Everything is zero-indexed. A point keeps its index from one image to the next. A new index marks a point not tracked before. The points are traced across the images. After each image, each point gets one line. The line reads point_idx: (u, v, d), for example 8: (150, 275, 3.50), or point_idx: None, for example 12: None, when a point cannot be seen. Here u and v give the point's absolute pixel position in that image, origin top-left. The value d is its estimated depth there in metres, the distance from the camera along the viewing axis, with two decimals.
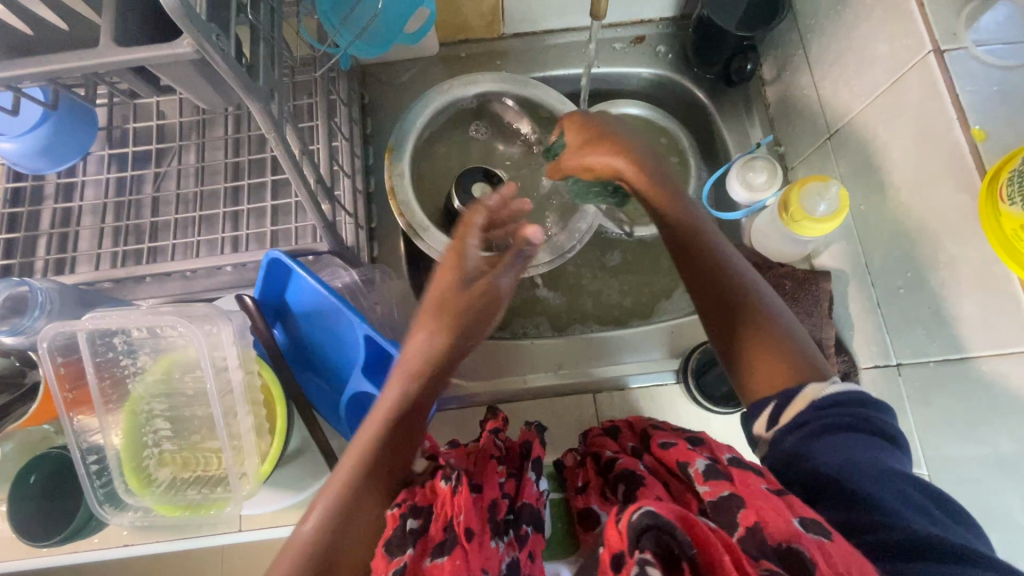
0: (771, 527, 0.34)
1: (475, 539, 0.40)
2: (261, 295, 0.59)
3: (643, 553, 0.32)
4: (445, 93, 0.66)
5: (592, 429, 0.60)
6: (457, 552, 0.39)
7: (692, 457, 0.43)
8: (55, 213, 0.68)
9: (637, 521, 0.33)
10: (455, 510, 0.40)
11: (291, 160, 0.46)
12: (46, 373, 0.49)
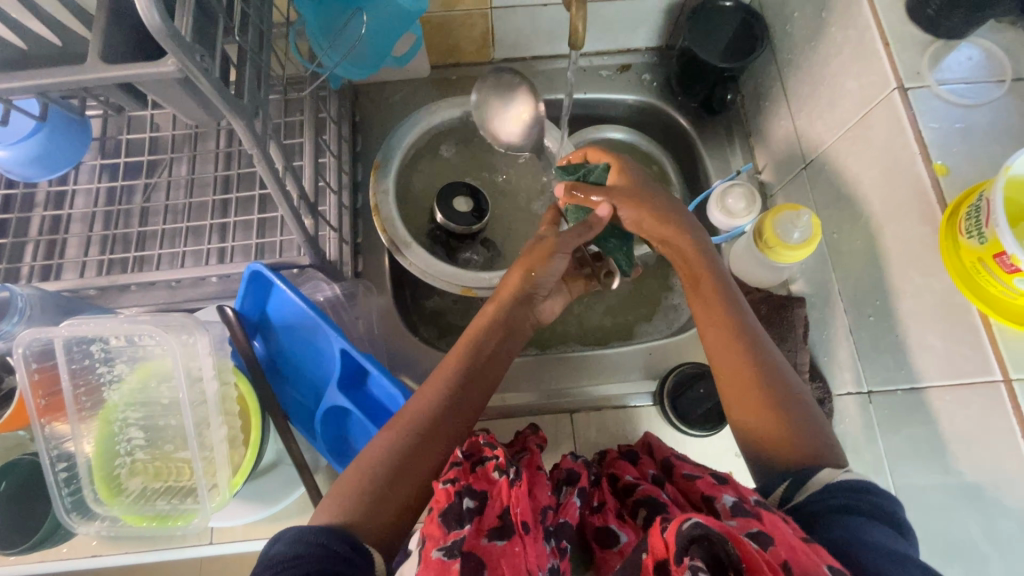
0: (802, 565, 0.34)
1: (531, 532, 0.40)
2: (242, 307, 0.60)
3: (694, 561, 0.32)
4: (431, 114, 0.68)
5: (610, 452, 0.60)
6: (515, 539, 0.39)
7: (720, 492, 0.44)
8: (44, 220, 0.69)
9: (688, 532, 0.33)
10: (514, 501, 0.40)
11: (274, 175, 0.47)
12: (21, 380, 0.50)
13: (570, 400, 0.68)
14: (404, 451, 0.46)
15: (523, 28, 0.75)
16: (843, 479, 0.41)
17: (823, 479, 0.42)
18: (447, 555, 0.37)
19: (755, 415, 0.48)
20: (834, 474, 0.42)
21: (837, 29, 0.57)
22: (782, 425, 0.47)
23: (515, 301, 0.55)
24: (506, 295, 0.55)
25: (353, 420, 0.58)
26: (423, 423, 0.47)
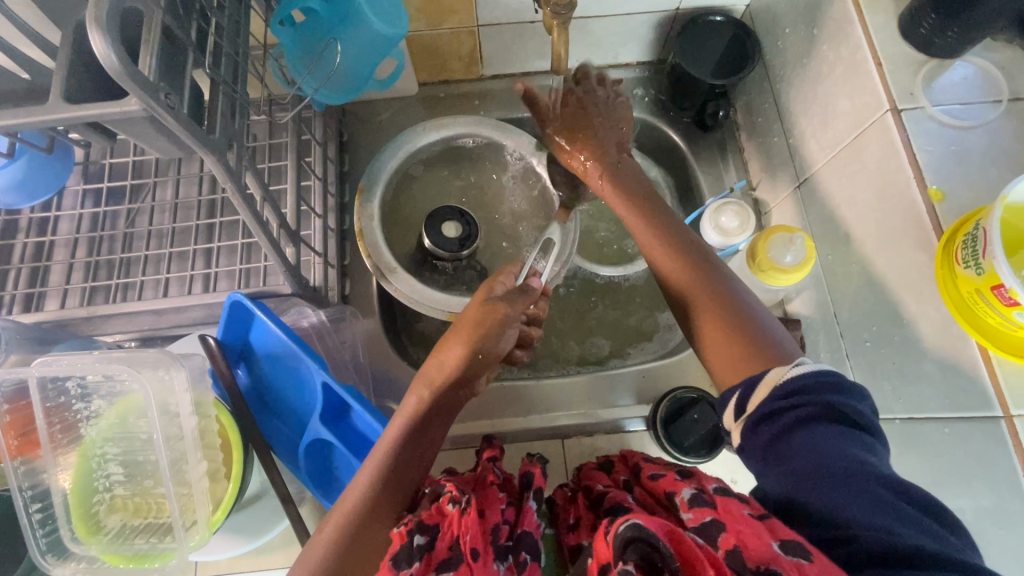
0: (751, 549, 0.33)
1: (479, 560, 0.40)
2: (224, 336, 0.59)
3: (625, 564, 0.32)
4: (417, 135, 0.67)
5: (587, 463, 0.59)
6: (462, 569, 0.39)
7: (678, 487, 0.42)
8: (27, 247, 0.68)
9: (623, 533, 0.34)
10: (463, 530, 0.40)
11: (251, 208, 0.46)
12: None
13: (561, 427, 0.67)
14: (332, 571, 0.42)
15: (512, 44, 0.74)
16: (785, 384, 0.41)
17: (774, 379, 0.41)
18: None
19: (717, 345, 0.47)
20: (780, 374, 0.41)
21: (829, 48, 0.56)
22: (740, 350, 0.45)
23: (453, 381, 0.51)
24: (443, 377, 0.50)
25: (336, 453, 0.57)
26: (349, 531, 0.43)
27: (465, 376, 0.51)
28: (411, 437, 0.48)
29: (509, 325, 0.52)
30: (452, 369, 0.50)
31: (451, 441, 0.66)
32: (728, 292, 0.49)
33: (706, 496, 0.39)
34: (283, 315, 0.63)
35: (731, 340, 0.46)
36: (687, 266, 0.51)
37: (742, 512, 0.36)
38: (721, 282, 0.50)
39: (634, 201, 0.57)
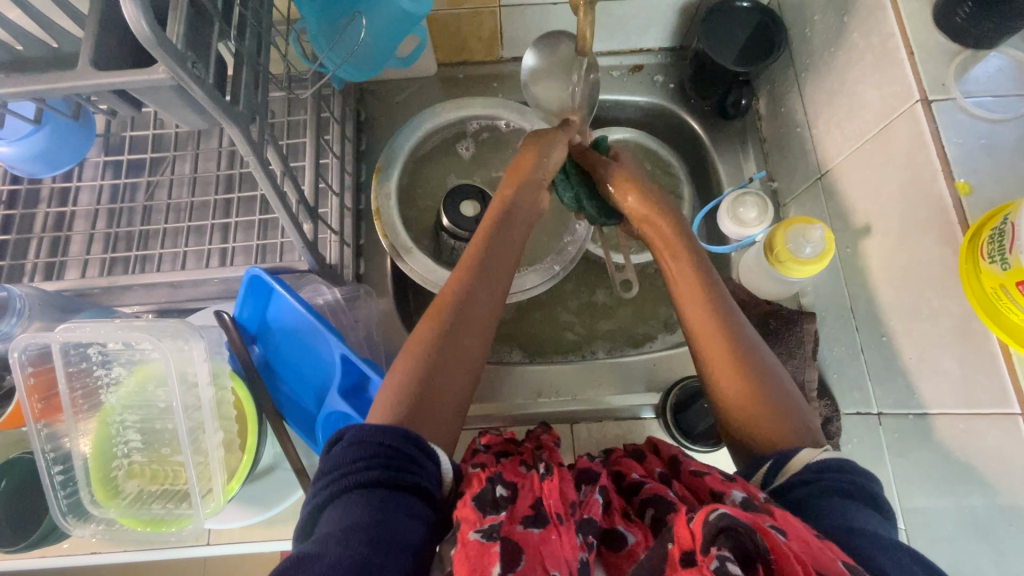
0: (818, 558, 0.34)
1: (565, 523, 0.40)
2: (239, 313, 0.59)
3: (721, 550, 0.34)
4: (436, 115, 0.67)
5: (616, 448, 0.59)
6: (551, 527, 0.40)
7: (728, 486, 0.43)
8: (48, 217, 0.69)
9: (714, 521, 0.35)
10: (546, 492, 0.41)
11: (272, 182, 0.46)
12: (16, 384, 0.50)
13: (572, 411, 0.67)
14: (433, 352, 0.47)
15: (533, 26, 0.73)
16: (819, 461, 0.41)
17: (803, 460, 0.42)
18: (484, 536, 0.38)
19: (739, 415, 0.47)
20: (812, 455, 0.42)
21: (859, 36, 0.55)
22: (771, 424, 0.45)
23: (528, 187, 0.58)
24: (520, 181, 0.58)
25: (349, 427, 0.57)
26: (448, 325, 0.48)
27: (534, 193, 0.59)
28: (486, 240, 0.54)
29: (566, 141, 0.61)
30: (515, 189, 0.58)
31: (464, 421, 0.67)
32: (744, 342, 0.49)
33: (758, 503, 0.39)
34: (298, 291, 0.64)
35: (765, 414, 0.46)
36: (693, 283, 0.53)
37: (802, 524, 0.37)
38: (755, 354, 0.49)
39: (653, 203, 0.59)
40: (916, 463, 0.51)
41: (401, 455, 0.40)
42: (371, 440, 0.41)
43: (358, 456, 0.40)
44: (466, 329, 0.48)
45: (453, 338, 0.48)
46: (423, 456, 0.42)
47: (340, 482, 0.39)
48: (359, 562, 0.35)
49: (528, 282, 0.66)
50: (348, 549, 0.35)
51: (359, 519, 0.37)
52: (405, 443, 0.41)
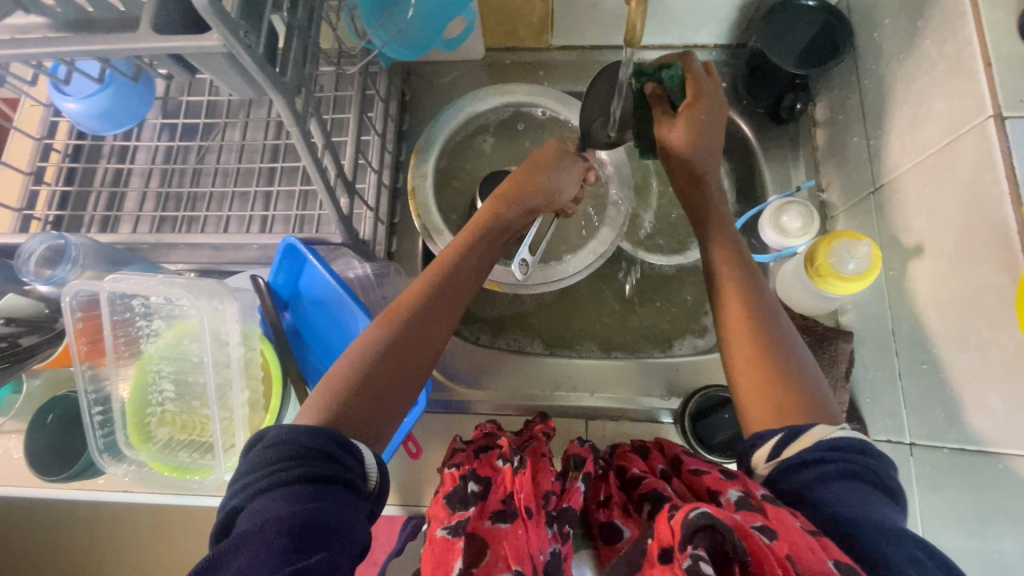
0: (805, 561, 0.35)
1: (533, 517, 0.50)
2: (274, 280, 0.61)
3: (695, 550, 0.36)
4: (478, 100, 0.66)
5: (621, 441, 0.64)
6: (518, 523, 0.49)
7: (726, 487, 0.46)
8: (108, 172, 0.73)
9: (693, 520, 0.38)
10: (517, 489, 0.51)
11: (312, 155, 0.48)
12: (67, 326, 0.53)
13: (588, 407, 0.67)
14: (379, 358, 0.47)
15: (585, 15, 0.72)
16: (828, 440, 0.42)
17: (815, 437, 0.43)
18: (450, 532, 0.48)
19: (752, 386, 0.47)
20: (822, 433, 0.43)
21: (932, 43, 0.51)
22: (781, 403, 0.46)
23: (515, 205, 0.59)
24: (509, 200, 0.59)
25: None
26: (405, 326, 0.48)
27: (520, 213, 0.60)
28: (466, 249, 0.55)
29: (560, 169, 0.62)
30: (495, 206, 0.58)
31: (481, 404, 0.68)
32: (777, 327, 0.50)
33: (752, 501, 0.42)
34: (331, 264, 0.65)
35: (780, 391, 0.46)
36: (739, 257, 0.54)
37: (794, 523, 0.38)
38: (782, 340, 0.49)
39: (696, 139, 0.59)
40: (947, 499, 0.48)
41: (328, 457, 0.40)
42: (293, 440, 0.40)
43: (279, 456, 0.39)
44: (421, 335, 0.49)
45: (407, 343, 0.48)
46: (348, 453, 0.41)
47: (263, 479, 0.39)
48: (282, 551, 0.35)
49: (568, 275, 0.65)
50: (268, 541, 0.35)
51: (280, 513, 0.36)
52: (324, 437, 0.41)
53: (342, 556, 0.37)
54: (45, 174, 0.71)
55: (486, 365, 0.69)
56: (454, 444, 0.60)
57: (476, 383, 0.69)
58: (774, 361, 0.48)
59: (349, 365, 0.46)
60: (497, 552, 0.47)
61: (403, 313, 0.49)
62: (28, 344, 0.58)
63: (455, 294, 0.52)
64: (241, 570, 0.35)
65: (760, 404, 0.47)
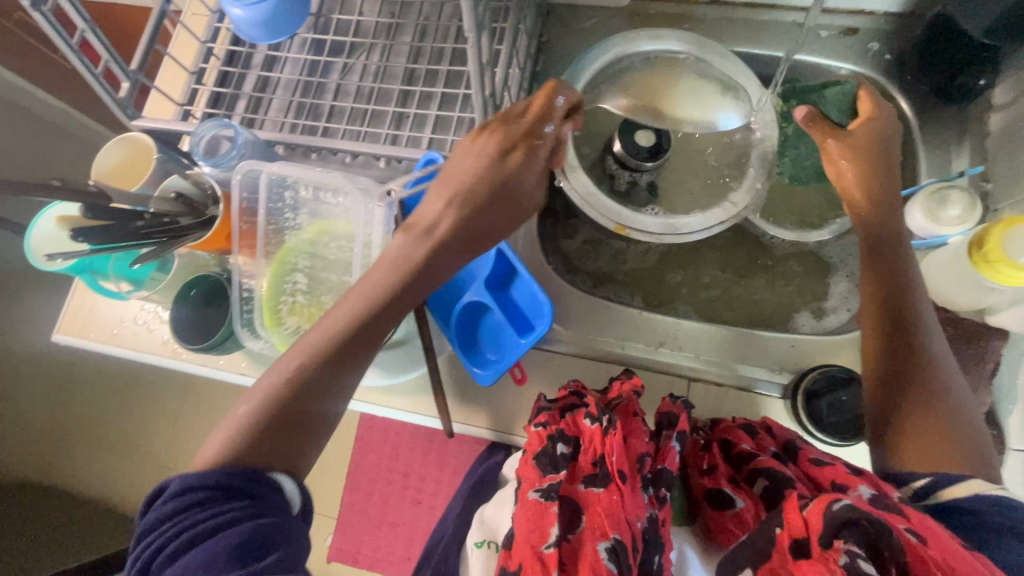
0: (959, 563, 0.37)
1: (628, 482, 0.50)
2: (409, 200, 0.63)
3: (849, 545, 0.38)
4: (628, 42, 0.64)
5: (723, 419, 0.61)
6: (613, 487, 0.50)
7: (854, 481, 0.46)
8: (256, 79, 0.76)
9: (836, 512, 0.39)
10: (610, 451, 0.51)
11: (479, 63, 0.47)
12: (232, 206, 0.59)
13: (692, 369, 0.66)
14: (262, 413, 0.43)
15: None
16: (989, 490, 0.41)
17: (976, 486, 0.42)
18: (543, 496, 0.51)
19: (915, 420, 0.47)
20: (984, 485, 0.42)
21: None
22: (946, 443, 0.45)
23: (454, 238, 0.49)
24: (443, 229, 0.49)
25: (489, 318, 0.59)
26: (298, 377, 0.45)
27: (452, 245, 0.49)
28: (364, 300, 0.47)
29: (515, 181, 0.51)
30: (412, 246, 0.48)
31: (582, 349, 0.67)
32: (929, 352, 0.49)
33: (889, 500, 0.42)
34: None
35: (942, 424, 0.46)
36: (886, 263, 0.54)
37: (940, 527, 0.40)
38: (940, 365, 0.48)
39: (876, 163, 0.57)
40: None
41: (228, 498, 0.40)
42: (199, 483, 0.39)
43: (189, 499, 0.39)
44: (308, 420, 0.44)
45: (302, 395, 0.44)
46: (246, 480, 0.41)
47: (183, 520, 0.39)
48: (235, 560, 0.37)
49: (699, 224, 0.59)
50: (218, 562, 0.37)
51: (218, 534, 0.38)
52: (232, 474, 0.40)
53: (296, 548, 0.40)
54: (204, 75, 0.75)
55: (593, 311, 0.68)
56: (540, 403, 0.60)
57: (579, 327, 0.68)
58: (932, 389, 0.48)
59: (244, 415, 0.43)
60: (592, 518, 0.49)
61: (295, 368, 0.45)
62: (183, 224, 0.62)
63: (371, 329, 0.47)
64: None
65: (923, 439, 0.46)
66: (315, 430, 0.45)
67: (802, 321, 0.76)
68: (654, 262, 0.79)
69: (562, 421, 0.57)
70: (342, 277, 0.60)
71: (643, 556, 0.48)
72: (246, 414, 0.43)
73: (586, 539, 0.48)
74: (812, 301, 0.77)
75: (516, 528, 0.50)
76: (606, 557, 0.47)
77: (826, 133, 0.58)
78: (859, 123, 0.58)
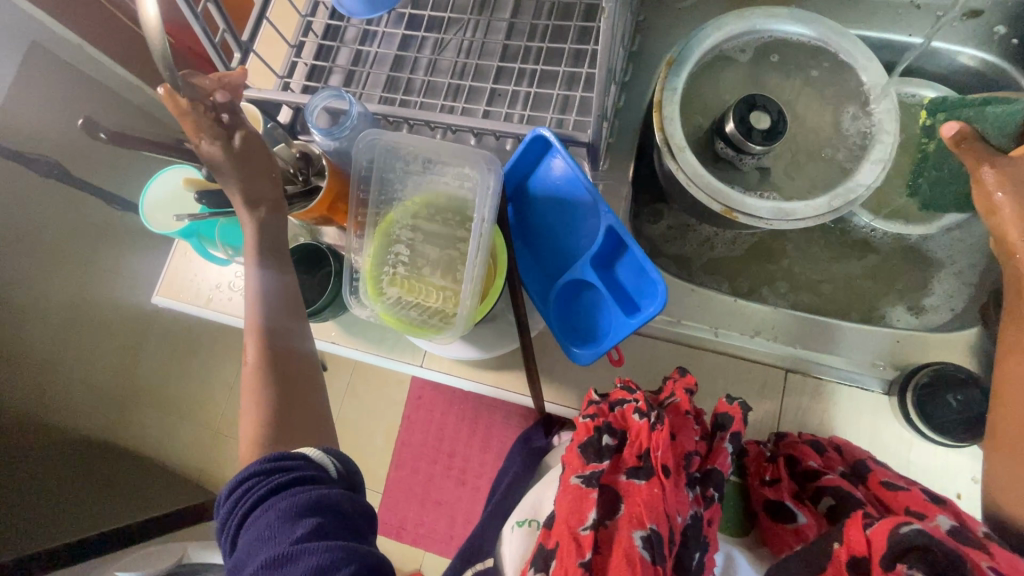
0: None
1: (671, 478, 0.53)
2: (508, 171, 0.62)
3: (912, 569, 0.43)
4: (742, 20, 0.62)
5: (789, 433, 0.62)
6: (656, 482, 0.53)
7: (931, 511, 0.50)
8: (350, 53, 0.77)
9: (908, 536, 0.44)
10: (656, 447, 0.54)
11: (610, 33, 0.46)
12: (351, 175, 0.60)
13: (789, 360, 0.64)
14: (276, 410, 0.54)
15: None
16: None
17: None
18: (584, 483, 0.56)
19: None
20: None
21: None
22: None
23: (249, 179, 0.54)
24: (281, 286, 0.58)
25: (593, 296, 0.59)
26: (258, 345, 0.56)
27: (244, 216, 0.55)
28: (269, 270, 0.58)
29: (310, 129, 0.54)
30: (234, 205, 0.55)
31: (675, 335, 0.66)
32: None
33: (972, 535, 0.46)
34: None
35: None
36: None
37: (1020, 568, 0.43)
38: None
39: None
40: None
41: (283, 475, 0.48)
42: (286, 461, 0.49)
43: (280, 463, 0.49)
44: (303, 376, 0.57)
45: (266, 372, 0.55)
46: (294, 459, 0.49)
47: (282, 470, 0.48)
48: (313, 504, 0.46)
49: (817, 208, 0.57)
50: (299, 501, 0.46)
51: (310, 487, 0.47)
52: (294, 468, 0.49)
53: (352, 521, 0.48)
54: (303, 49, 0.75)
55: (686, 298, 0.67)
56: (590, 397, 0.61)
57: (671, 313, 0.68)
58: None
59: (256, 407, 0.54)
60: (630, 507, 0.53)
61: (263, 343, 0.56)
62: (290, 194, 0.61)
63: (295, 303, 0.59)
64: (278, 519, 0.45)
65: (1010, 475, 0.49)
66: (315, 388, 0.58)
67: (896, 315, 0.74)
68: (743, 251, 0.77)
69: (610, 414, 0.59)
70: (445, 251, 0.61)
71: (677, 547, 0.52)
72: (271, 360, 0.56)
73: (621, 524, 0.53)
74: (909, 298, 0.74)
75: (558, 509, 0.56)
76: (640, 545, 0.51)
77: (981, 160, 0.54)
78: (1022, 150, 0.54)
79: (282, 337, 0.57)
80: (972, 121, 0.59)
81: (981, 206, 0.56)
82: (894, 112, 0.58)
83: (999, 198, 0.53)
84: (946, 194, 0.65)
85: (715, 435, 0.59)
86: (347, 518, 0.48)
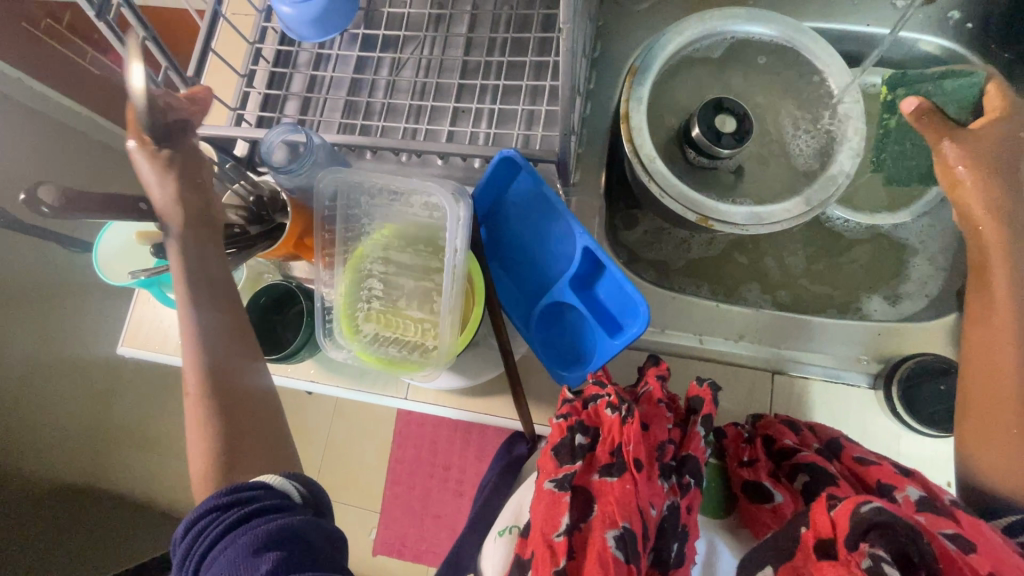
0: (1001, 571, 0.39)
1: (643, 471, 0.49)
2: (478, 195, 0.60)
3: (874, 549, 0.39)
4: (703, 23, 0.61)
5: (765, 415, 0.60)
6: (628, 477, 0.49)
7: (901, 483, 0.48)
8: (304, 78, 0.74)
9: (867, 515, 0.40)
10: (626, 440, 0.49)
11: (570, 53, 0.44)
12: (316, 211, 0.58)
13: (774, 360, 0.64)
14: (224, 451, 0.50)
15: None
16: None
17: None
18: (557, 486, 0.50)
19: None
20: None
21: None
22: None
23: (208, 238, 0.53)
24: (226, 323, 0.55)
25: (576, 316, 0.59)
26: (202, 388, 0.52)
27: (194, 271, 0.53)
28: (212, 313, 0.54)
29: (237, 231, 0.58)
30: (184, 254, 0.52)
31: (660, 345, 0.66)
32: None
33: (941, 506, 0.44)
34: None
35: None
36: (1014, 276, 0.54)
37: (989, 536, 0.42)
38: None
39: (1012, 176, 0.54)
40: None
41: (238, 509, 0.46)
42: (240, 494, 0.46)
43: (234, 497, 0.46)
44: (263, 420, 0.54)
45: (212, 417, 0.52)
46: (252, 489, 0.47)
47: (238, 505, 0.46)
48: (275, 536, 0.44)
49: (791, 210, 0.57)
50: (260, 534, 0.44)
51: (269, 519, 0.45)
52: (250, 502, 0.46)
53: (318, 547, 0.46)
54: (254, 78, 0.72)
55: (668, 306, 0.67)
56: (565, 396, 0.57)
57: (653, 323, 0.67)
58: None
59: (205, 455, 0.50)
60: (603, 506, 0.48)
61: (205, 387, 0.52)
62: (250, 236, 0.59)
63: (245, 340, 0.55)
64: (238, 557, 0.43)
65: (1004, 462, 0.49)
66: (276, 428, 0.55)
67: (875, 304, 0.74)
68: (719, 251, 0.77)
69: (583, 411, 0.55)
70: (420, 281, 0.60)
71: (652, 542, 0.47)
72: (217, 406, 0.52)
73: (596, 526, 0.47)
74: (886, 285, 0.75)
75: (533, 518, 0.50)
76: (613, 544, 0.45)
77: (942, 134, 0.56)
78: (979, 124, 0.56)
79: (227, 377, 0.53)
80: (930, 95, 0.61)
81: (944, 179, 0.58)
82: (858, 108, 0.58)
83: (959, 169, 0.56)
84: (908, 170, 0.66)
85: (688, 419, 0.56)
86: (315, 548, 0.46)
